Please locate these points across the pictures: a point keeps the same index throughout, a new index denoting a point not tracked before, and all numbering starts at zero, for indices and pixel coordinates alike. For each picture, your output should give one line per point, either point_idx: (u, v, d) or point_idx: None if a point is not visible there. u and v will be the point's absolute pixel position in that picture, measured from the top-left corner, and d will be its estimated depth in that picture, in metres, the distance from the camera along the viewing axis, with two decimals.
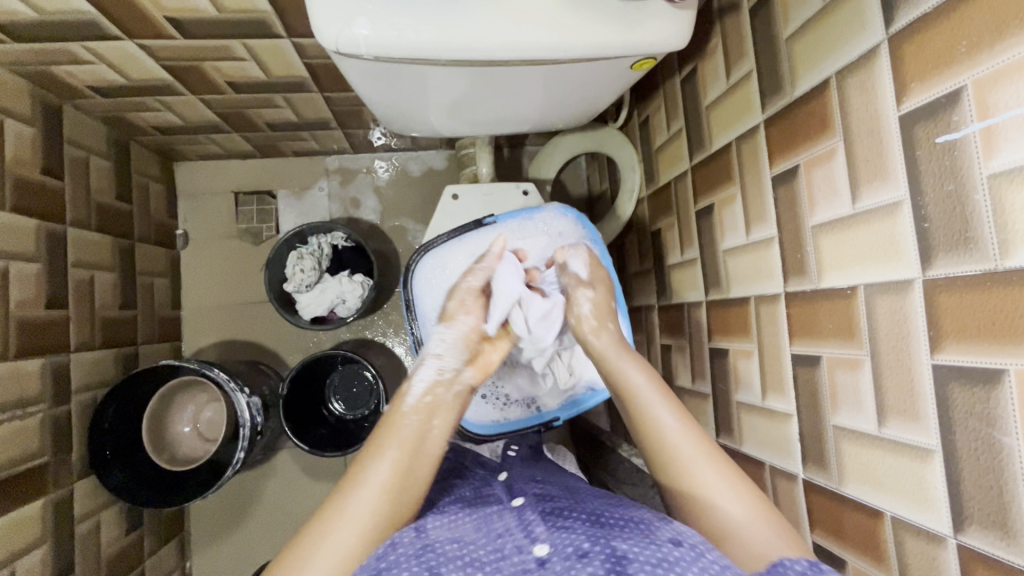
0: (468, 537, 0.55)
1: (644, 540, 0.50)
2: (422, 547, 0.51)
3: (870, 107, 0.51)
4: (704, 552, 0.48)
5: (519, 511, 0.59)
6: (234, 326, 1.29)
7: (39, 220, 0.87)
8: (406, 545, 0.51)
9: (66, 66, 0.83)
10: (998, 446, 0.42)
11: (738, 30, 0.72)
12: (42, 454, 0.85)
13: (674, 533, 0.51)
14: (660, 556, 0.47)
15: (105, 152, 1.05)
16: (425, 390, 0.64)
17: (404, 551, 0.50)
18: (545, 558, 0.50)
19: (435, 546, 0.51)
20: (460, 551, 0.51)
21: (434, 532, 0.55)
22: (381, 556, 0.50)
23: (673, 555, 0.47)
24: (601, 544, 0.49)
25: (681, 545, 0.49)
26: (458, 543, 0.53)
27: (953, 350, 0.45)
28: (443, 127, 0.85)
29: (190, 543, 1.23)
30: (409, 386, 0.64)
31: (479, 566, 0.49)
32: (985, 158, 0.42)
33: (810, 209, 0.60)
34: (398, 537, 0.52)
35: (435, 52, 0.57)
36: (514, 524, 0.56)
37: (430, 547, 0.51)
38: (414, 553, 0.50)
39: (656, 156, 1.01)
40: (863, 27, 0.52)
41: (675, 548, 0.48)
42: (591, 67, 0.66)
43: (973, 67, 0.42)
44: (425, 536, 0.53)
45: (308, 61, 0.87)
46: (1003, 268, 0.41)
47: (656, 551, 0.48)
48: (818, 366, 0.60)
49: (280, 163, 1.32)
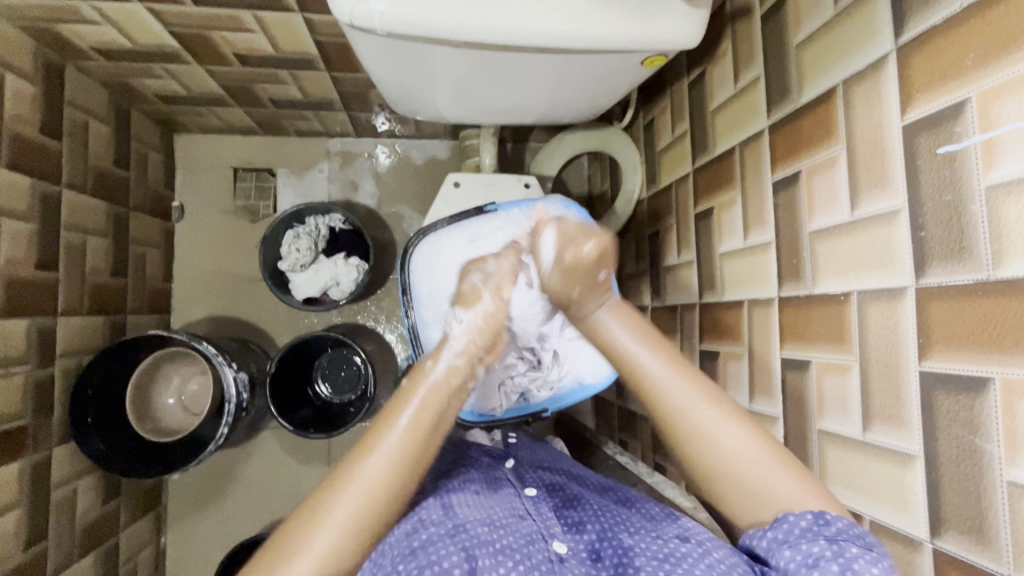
0: (498, 517, 0.54)
1: (651, 536, 0.53)
2: (454, 528, 0.52)
3: (874, 117, 0.52)
4: (712, 550, 0.50)
5: (535, 500, 0.59)
6: (225, 302, 1.28)
7: (33, 178, 0.86)
8: (438, 524, 0.53)
9: (72, 25, 0.82)
10: (979, 453, 0.43)
11: (748, 35, 0.73)
12: (22, 416, 0.84)
13: (682, 531, 0.54)
14: (666, 551, 0.50)
15: (106, 116, 1.04)
16: (452, 369, 0.59)
17: (437, 530, 0.52)
18: (564, 555, 0.50)
19: (467, 527, 0.52)
20: (492, 534, 0.51)
21: (464, 512, 0.55)
22: (411, 535, 0.52)
23: (679, 551, 0.50)
24: (610, 540, 0.53)
25: (687, 541, 0.52)
26: (490, 525, 0.53)
27: (942, 357, 0.46)
28: (450, 112, 0.85)
29: (166, 518, 1.22)
30: (432, 360, 0.60)
31: (511, 553, 0.49)
32: (985, 169, 0.42)
33: (809, 215, 0.61)
34: (427, 514, 0.55)
35: (447, 32, 0.57)
36: (534, 510, 0.56)
37: (462, 528, 0.52)
38: (448, 532, 0.51)
39: (659, 157, 1.01)
40: (873, 36, 0.53)
41: (683, 543, 0.51)
42: (603, 60, 0.66)
43: (978, 79, 0.43)
44: (455, 516, 0.55)
45: (319, 37, 0.86)
46: (995, 278, 0.42)
47: (663, 547, 0.51)
48: (807, 371, 0.61)
49: (282, 142, 1.31)
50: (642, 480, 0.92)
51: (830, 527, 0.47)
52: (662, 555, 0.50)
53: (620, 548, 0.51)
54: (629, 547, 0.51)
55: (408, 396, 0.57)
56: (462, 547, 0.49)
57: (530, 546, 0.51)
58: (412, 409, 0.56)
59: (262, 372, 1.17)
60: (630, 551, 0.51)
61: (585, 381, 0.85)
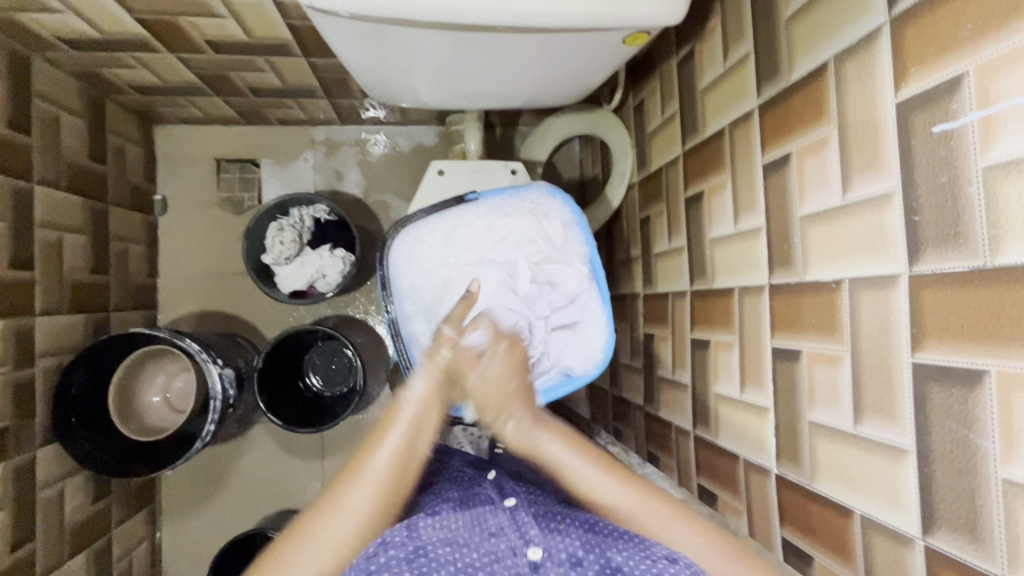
0: (461, 536, 0.54)
1: (640, 553, 0.52)
2: (414, 551, 0.51)
3: (866, 94, 0.49)
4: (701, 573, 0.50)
5: (513, 511, 0.57)
6: (212, 296, 1.26)
7: (2, 174, 0.84)
8: (400, 547, 0.52)
9: (33, 14, 0.79)
10: (973, 448, 0.41)
11: (738, 10, 0.69)
12: (2, 418, 0.82)
13: (669, 551, 0.53)
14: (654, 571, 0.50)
15: (78, 109, 1.01)
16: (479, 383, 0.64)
17: (397, 554, 0.50)
18: (539, 561, 0.52)
19: (430, 548, 0.52)
20: (454, 554, 0.51)
21: (427, 530, 0.54)
22: (371, 557, 0.51)
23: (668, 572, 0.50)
24: (597, 554, 0.52)
25: (674, 563, 0.51)
26: (451, 545, 0.53)
27: (935, 348, 0.43)
28: (430, 98, 0.82)
29: (161, 514, 1.22)
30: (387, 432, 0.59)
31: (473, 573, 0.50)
32: (982, 149, 0.40)
33: (799, 199, 0.58)
34: (389, 536, 0.53)
35: (414, 13, 0.54)
36: (508, 523, 0.56)
37: (422, 550, 0.51)
38: (409, 557, 0.50)
39: (649, 140, 0.98)
40: (865, 8, 0.49)
41: (670, 565, 0.51)
42: (583, 39, 0.63)
43: (976, 52, 0.40)
44: (418, 537, 0.53)
45: (291, 22, 0.83)
46: (991, 265, 0.39)
47: (652, 565, 0.51)
48: (798, 361, 0.59)
49: (265, 131, 1.28)
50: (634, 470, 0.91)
51: None
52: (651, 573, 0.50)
53: (608, 565, 0.51)
54: (618, 565, 0.51)
55: (395, 416, 0.60)
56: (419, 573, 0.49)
57: (495, 564, 0.51)
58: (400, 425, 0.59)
59: (250, 367, 1.16)
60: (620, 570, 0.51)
61: (574, 371, 0.82)
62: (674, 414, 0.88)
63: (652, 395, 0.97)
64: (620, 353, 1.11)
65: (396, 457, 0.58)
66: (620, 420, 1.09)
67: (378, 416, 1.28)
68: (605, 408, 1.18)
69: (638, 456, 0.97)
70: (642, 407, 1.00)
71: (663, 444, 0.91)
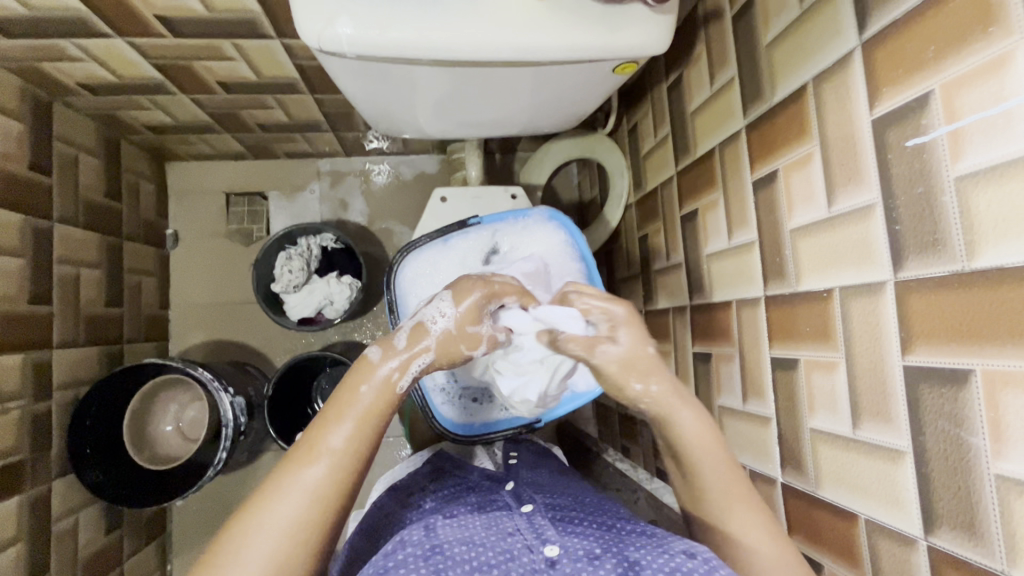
0: (478, 536, 0.49)
1: (658, 548, 0.46)
2: (430, 548, 0.46)
3: (844, 113, 0.52)
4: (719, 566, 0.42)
5: (529, 515, 0.54)
6: (223, 326, 1.28)
7: (23, 214, 0.87)
8: (416, 544, 0.47)
9: (56, 63, 0.83)
10: (966, 446, 0.42)
11: (721, 37, 0.73)
12: (19, 451, 0.84)
13: (688, 545, 0.45)
14: (672, 565, 0.43)
15: (96, 150, 1.05)
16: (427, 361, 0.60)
17: (413, 552, 0.46)
18: (555, 558, 0.46)
19: (445, 547, 0.47)
20: (470, 553, 0.46)
21: (445, 531, 0.50)
22: (388, 556, 0.46)
23: (685, 567, 0.43)
24: (614, 551, 0.46)
25: (693, 557, 0.43)
26: (468, 544, 0.48)
27: (923, 351, 0.45)
28: (432, 128, 0.86)
29: (171, 546, 1.21)
30: (369, 378, 0.57)
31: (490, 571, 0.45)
32: (953, 160, 0.42)
33: (789, 212, 0.61)
34: (407, 535, 0.49)
35: (415, 52, 0.57)
36: (525, 526, 0.52)
37: (439, 549, 0.47)
38: (424, 554, 0.46)
39: (644, 161, 1.01)
40: (837, 35, 0.53)
41: (689, 559, 0.43)
42: (575, 70, 0.67)
43: (941, 71, 0.43)
44: (434, 536, 0.49)
45: (299, 62, 0.87)
46: (970, 269, 0.41)
47: (668, 560, 0.44)
48: (796, 369, 0.61)
49: (272, 165, 1.32)
50: (643, 486, 0.91)
51: None
52: (668, 570, 0.43)
53: (626, 560, 0.44)
54: (636, 560, 0.44)
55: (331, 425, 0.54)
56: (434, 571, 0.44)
57: (511, 563, 0.46)
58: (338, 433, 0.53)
59: (260, 395, 1.17)
60: (638, 564, 0.44)
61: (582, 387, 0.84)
62: None
63: None
64: None
65: (377, 405, 0.56)
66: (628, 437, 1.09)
67: (386, 441, 1.28)
68: (612, 426, 1.19)
69: (646, 472, 0.97)
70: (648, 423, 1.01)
71: None
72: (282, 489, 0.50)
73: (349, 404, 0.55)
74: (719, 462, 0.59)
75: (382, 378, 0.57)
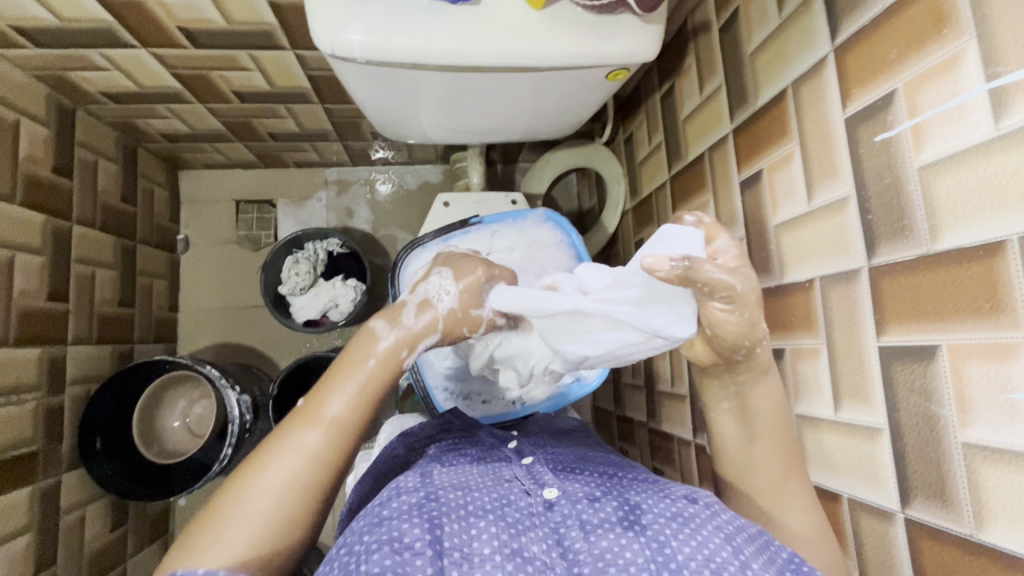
0: (473, 483, 0.52)
1: (658, 493, 0.49)
2: (425, 496, 0.48)
3: (820, 113, 0.56)
4: (720, 511, 0.46)
5: (529, 467, 0.57)
6: (230, 329, 1.32)
7: (45, 215, 0.91)
8: (412, 493, 0.49)
9: (82, 72, 0.88)
10: (935, 418, 0.45)
11: (709, 49, 0.77)
12: (32, 442, 0.87)
13: (689, 490, 0.50)
14: (673, 510, 0.46)
15: (114, 156, 1.10)
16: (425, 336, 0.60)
17: (408, 500, 0.48)
18: (553, 500, 0.49)
19: (440, 494, 0.49)
20: (464, 498, 0.49)
21: (441, 478, 0.52)
22: (385, 503, 0.48)
23: (686, 512, 0.46)
24: (615, 495, 0.49)
25: (694, 502, 0.47)
26: (462, 490, 0.50)
27: (895, 332, 0.48)
28: (436, 134, 0.90)
29: (173, 546, 1.22)
30: (377, 338, 0.58)
31: (483, 514, 0.46)
32: (916, 151, 0.46)
33: (773, 209, 0.64)
34: (403, 483, 0.51)
35: (421, 58, 0.62)
36: (523, 474, 0.55)
37: (433, 496, 0.48)
38: (419, 502, 0.47)
39: (639, 168, 1.05)
40: (813, 42, 0.57)
41: (689, 504, 0.47)
42: (570, 76, 0.71)
43: (903, 71, 0.46)
44: (430, 483, 0.51)
45: (311, 72, 0.92)
46: (934, 251, 0.44)
47: (669, 505, 0.47)
48: (782, 359, 0.63)
49: (281, 174, 1.37)
50: None
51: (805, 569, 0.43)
52: (669, 514, 0.46)
53: (628, 504, 0.48)
54: (637, 504, 0.48)
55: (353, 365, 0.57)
56: (427, 518, 0.45)
57: (506, 506, 0.48)
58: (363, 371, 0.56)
59: (265, 395, 1.20)
60: (638, 508, 0.47)
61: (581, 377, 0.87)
62: (675, 426, 0.91)
63: (654, 409, 0.99)
64: (622, 373, 1.15)
65: (380, 372, 0.57)
66: (626, 438, 1.11)
67: None
68: (610, 429, 1.20)
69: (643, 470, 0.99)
70: (646, 423, 1.02)
71: (667, 456, 0.93)
72: (284, 449, 0.52)
73: (349, 370, 0.56)
74: (778, 439, 0.57)
75: (385, 347, 0.58)
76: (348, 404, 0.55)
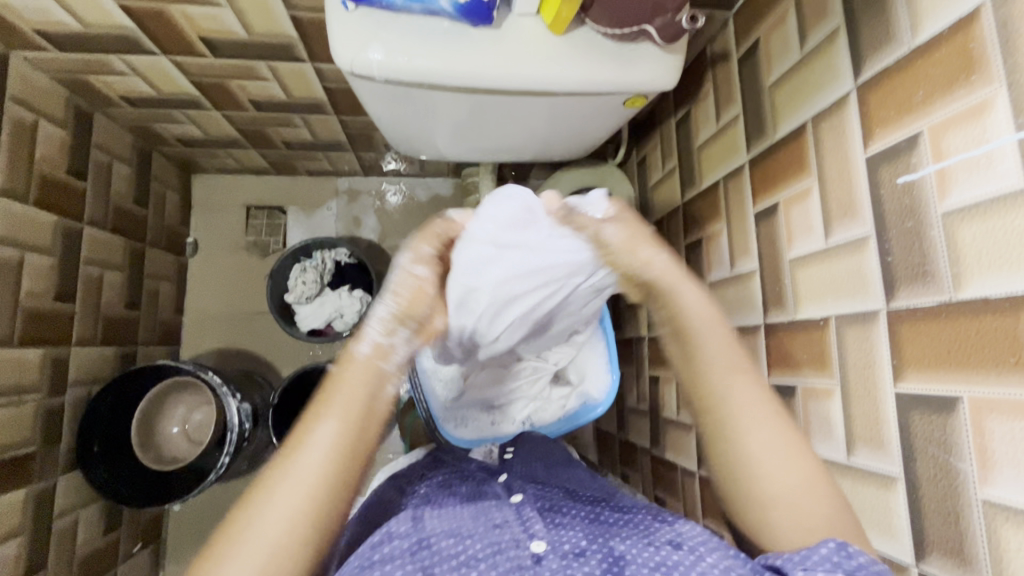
0: (466, 528, 0.51)
1: (642, 541, 0.48)
2: (418, 543, 0.48)
3: (841, 151, 0.55)
4: (705, 554, 0.46)
5: (518, 506, 0.55)
6: (234, 334, 1.31)
7: (57, 216, 0.92)
8: (404, 537, 0.49)
9: (103, 76, 0.89)
10: (954, 472, 0.43)
11: (727, 77, 0.77)
12: (30, 444, 0.86)
13: (674, 535, 0.49)
14: (658, 559, 0.45)
15: (129, 158, 1.11)
16: (377, 347, 0.53)
17: (400, 545, 0.48)
18: (542, 554, 0.46)
19: (432, 541, 0.48)
20: (457, 547, 0.47)
21: (433, 524, 0.52)
22: (375, 547, 0.48)
23: (670, 559, 0.45)
24: (599, 543, 0.48)
25: (678, 548, 0.47)
26: (456, 537, 0.49)
27: (914, 379, 0.47)
28: (449, 151, 0.90)
29: (164, 552, 1.21)
30: (358, 340, 0.53)
31: (475, 564, 0.45)
32: (940, 198, 0.45)
33: (788, 243, 0.63)
34: (395, 527, 0.51)
35: (440, 78, 0.62)
36: (513, 518, 0.52)
37: (426, 543, 0.48)
38: (411, 548, 0.47)
39: (651, 191, 1.04)
40: (835, 78, 0.56)
41: (674, 551, 0.46)
42: (587, 101, 0.71)
43: (928, 115, 0.46)
44: (422, 529, 0.51)
45: (328, 84, 0.92)
46: (957, 299, 0.43)
47: (653, 555, 0.46)
48: (793, 397, 0.62)
49: (293, 181, 1.37)
50: None
51: (851, 560, 0.42)
52: (653, 563, 0.45)
53: (612, 553, 0.46)
54: (621, 553, 0.46)
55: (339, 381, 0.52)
56: (420, 566, 0.45)
57: (498, 555, 0.46)
58: (351, 386, 0.51)
59: (265, 404, 1.19)
60: (622, 558, 0.46)
61: (591, 400, 0.86)
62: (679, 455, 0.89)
63: (657, 437, 0.97)
64: (626, 397, 1.13)
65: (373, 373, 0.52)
66: (628, 463, 1.09)
67: (386, 457, 1.27)
68: (612, 452, 1.19)
69: (644, 498, 0.97)
70: (649, 450, 1.01)
71: (669, 486, 0.91)
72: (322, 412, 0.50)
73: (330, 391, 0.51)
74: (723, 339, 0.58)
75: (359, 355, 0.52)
76: (345, 405, 0.50)
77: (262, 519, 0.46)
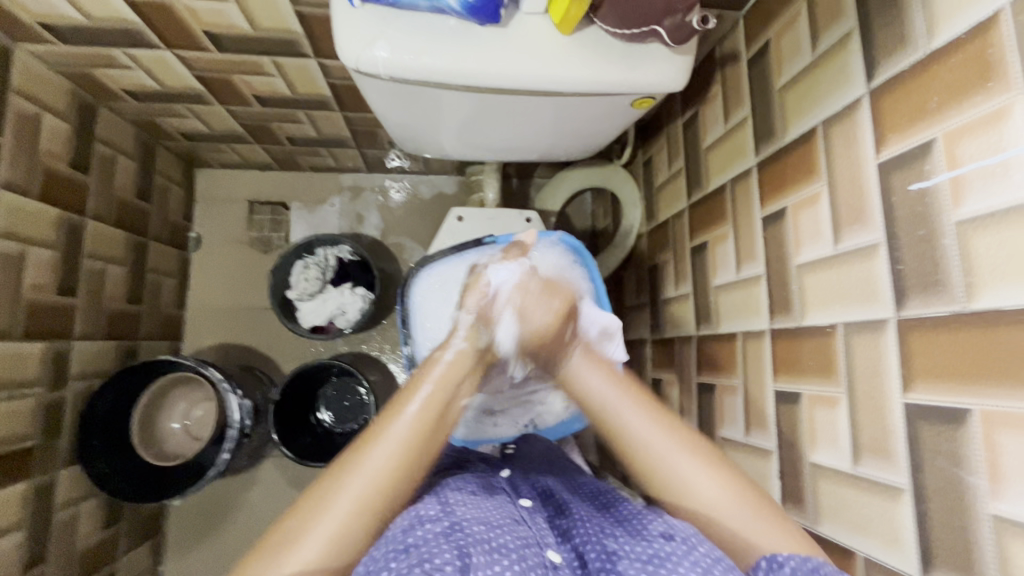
0: (494, 518, 0.50)
1: (636, 537, 0.48)
2: (450, 526, 0.46)
3: (852, 156, 0.54)
4: (697, 544, 0.46)
5: (531, 507, 0.55)
6: (236, 329, 1.31)
7: (61, 210, 0.91)
8: (435, 521, 0.47)
9: (106, 70, 0.89)
10: (963, 485, 0.43)
11: (737, 79, 0.76)
12: (31, 438, 0.86)
13: (667, 527, 0.49)
14: (651, 552, 0.45)
15: (132, 152, 1.10)
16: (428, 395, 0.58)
17: (433, 528, 0.46)
18: (558, 563, 0.46)
19: (464, 525, 0.47)
20: (489, 534, 0.46)
21: (462, 509, 0.50)
22: (407, 530, 0.46)
23: (664, 551, 0.45)
24: (593, 542, 0.48)
25: (671, 539, 0.47)
26: (485, 525, 0.48)
27: (923, 389, 0.46)
28: (454, 150, 0.89)
29: (164, 547, 1.21)
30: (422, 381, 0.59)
31: (508, 552, 0.44)
32: (954, 206, 0.44)
33: (796, 248, 0.62)
34: (423, 511, 0.49)
35: (445, 76, 0.61)
36: (529, 518, 0.52)
37: (459, 527, 0.47)
38: (445, 531, 0.45)
39: (657, 193, 1.04)
40: (847, 82, 0.56)
41: (666, 542, 0.46)
42: (595, 102, 0.70)
43: (943, 121, 0.45)
44: (452, 514, 0.49)
45: (333, 81, 0.92)
46: (969, 310, 0.43)
47: (648, 547, 0.46)
48: (798, 404, 0.61)
49: (296, 177, 1.37)
50: None
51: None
52: (645, 557, 0.45)
53: (605, 552, 0.46)
54: (614, 550, 0.46)
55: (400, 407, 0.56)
56: (457, 545, 0.44)
57: (526, 550, 0.46)
58: (419, 408, 0.56)
59: (266, 400, 1.18)
60: (615, 554, 0.45)
61: None
62: None
63: None
64: None
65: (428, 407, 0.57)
66: None
67: None
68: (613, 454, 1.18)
69: None
70: None
71: None
72: (378, 437, 0.54)
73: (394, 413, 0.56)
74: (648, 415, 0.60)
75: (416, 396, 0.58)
76: (409, 425, 0.55)
77: (319, 528, 0.48)
